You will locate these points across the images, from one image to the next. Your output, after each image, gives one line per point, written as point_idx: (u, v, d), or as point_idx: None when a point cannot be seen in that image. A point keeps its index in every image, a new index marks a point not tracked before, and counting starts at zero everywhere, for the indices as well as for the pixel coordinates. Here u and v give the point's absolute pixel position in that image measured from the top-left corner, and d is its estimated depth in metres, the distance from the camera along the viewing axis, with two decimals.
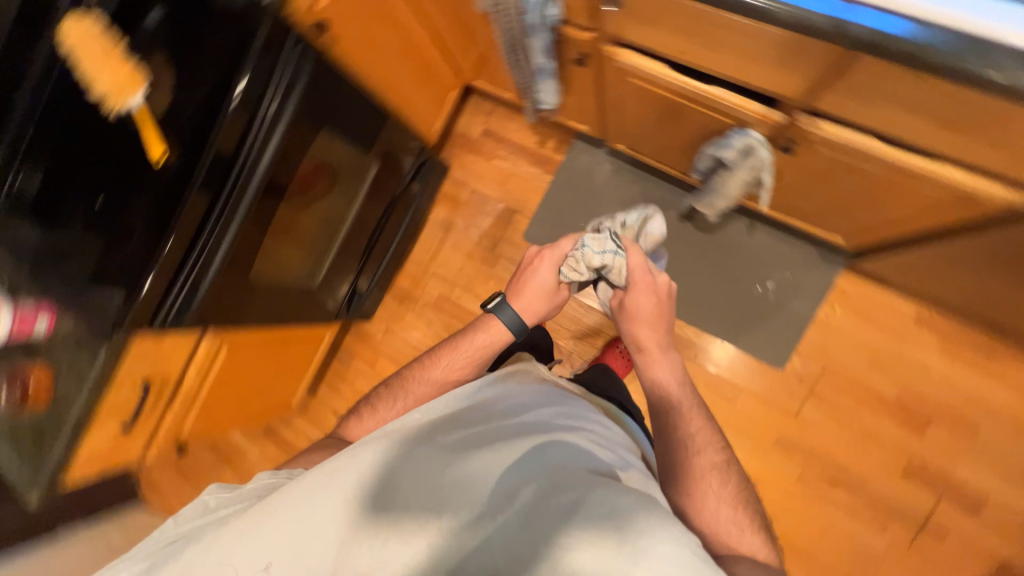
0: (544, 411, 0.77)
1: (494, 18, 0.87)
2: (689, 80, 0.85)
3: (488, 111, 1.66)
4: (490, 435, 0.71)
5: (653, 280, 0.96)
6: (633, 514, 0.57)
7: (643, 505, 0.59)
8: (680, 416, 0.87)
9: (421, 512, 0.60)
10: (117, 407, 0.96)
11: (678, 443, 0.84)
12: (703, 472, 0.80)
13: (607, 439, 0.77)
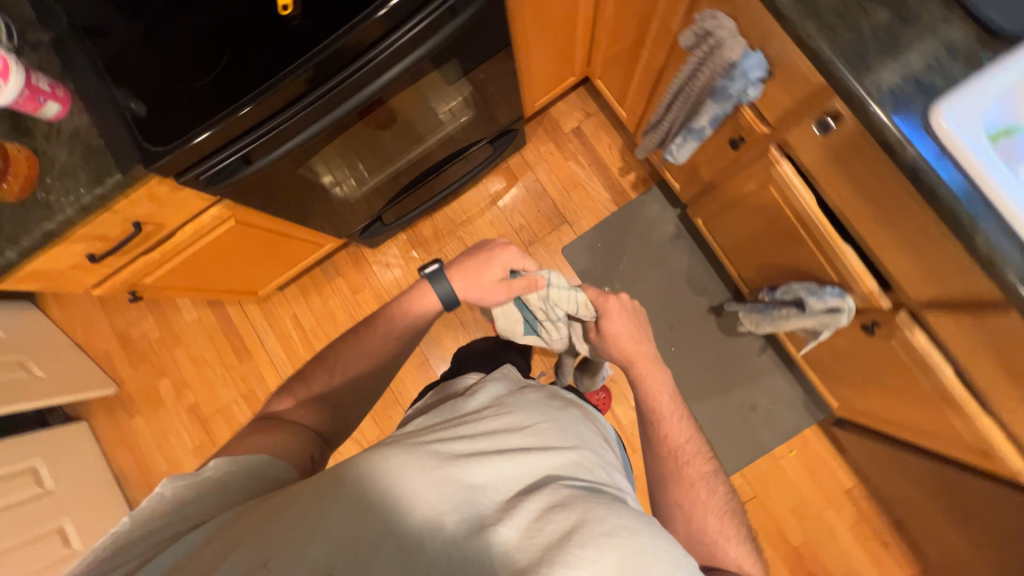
0: (543, 425, 0.70)
1: (695, 51, 0.80)
2: (826, 224, 0.83)
3: (590, 111, 1.56)
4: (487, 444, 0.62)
5: (619, 301, 0.90)
6: (634, 535, 0.52)
7: (643, 526, 0.54)
8: (666, 426, 0.83)
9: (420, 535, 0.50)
10: (92, 236, 0.81)
11: (665, 454, 0.81)
12: (691, 486, 0.77)
13: (599, 456, 0.71)
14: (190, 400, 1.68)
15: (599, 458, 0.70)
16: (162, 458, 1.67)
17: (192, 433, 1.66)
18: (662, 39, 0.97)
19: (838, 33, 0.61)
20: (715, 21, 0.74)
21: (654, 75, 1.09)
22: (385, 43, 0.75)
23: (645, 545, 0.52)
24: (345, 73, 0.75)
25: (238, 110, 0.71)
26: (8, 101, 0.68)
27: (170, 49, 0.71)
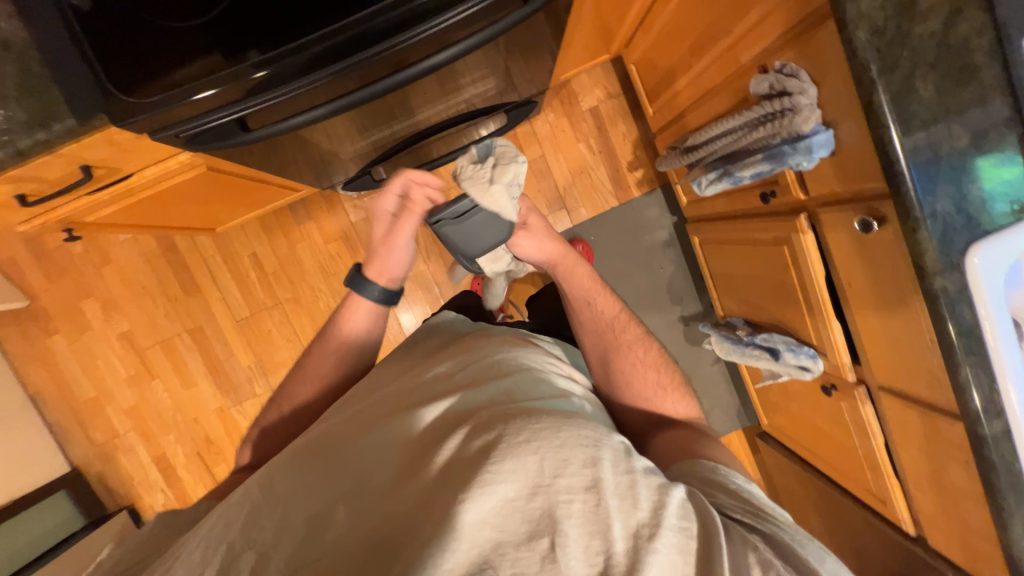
0: (477, 356, 0.66)
1: (767, 103, 0.74)
2: (826, 298, 0.87)
3: (612, 93, 1.44)
4: (415, 396, 0.61)
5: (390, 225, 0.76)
6: (551, 436, 0.49)
7: (560, 426, 0.50)
8: (598, 304, 0.79)
9: (355, 497, 0.51)
10: (31, 177, 0.65)
11: (603, 330, 0.78)
12: (630, 355, 0.76)
13: (542, 365, 0.67)
14: (121, 328, 1.51)
15: (545, 369, 0.66)
16: (88, 383, 1.53)
17: (124, 362, 1.52)
18: (723, 62, 0.89)
19: (914, 149, 0.60)
20: (798, 81, 0.69)
21: (698, 91, 1.02)
22: (439, 16, 0.57)
23: (561, 442, 0.48)
24: (382, 44, 0.57)
25: (245, 74, 0.56)
26: None
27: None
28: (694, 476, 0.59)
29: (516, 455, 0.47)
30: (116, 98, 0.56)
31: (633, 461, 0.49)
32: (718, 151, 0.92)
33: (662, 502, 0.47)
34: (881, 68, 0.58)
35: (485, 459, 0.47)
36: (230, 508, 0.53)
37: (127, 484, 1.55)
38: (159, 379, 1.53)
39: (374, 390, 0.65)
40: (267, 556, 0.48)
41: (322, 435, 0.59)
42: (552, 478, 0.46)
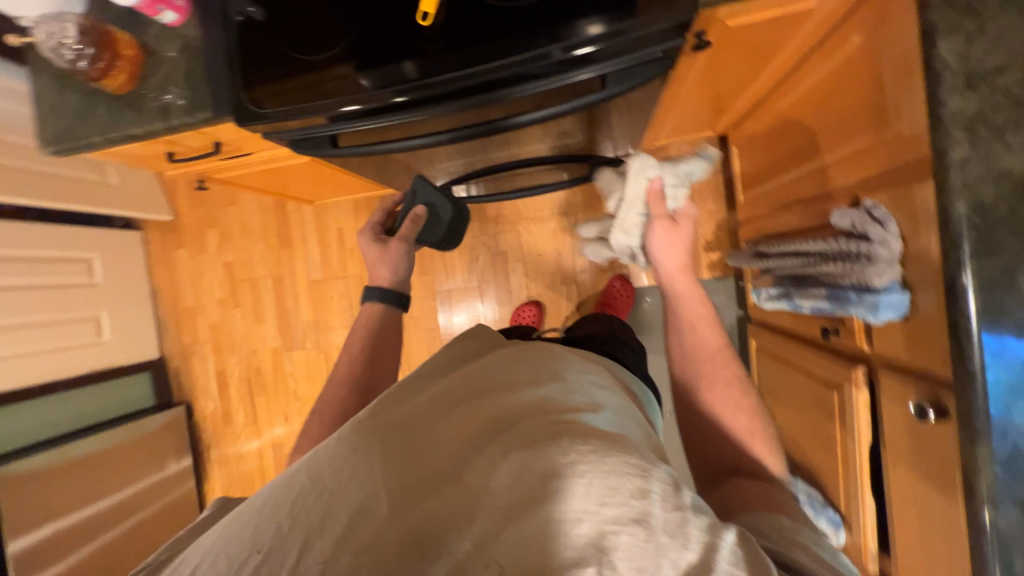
0: (520, 369, 0.60)
1: (839, 240, 0.68)
2: (866, 470, 0.75)
3: (710, 168, 1.37)
4: (461, 402, 0.54)
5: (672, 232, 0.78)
6: (611, 459, 0.42)
7: (612, 450, 0.43)
8: (700, 330, 0.71)
9: (392, 480, 0.44)
10: (178, 144, 0.82)
11: (698, 360, 0.69)
12: (724, 389, 0.67)
13: (585, 384, 0.59)
14: (227, 258, 1.80)
15: (589, 390, 0.57)
16: (190, 294, 1.84)
17: (220, 286, 1.81)
18: (819, 179, 0.82)
19: (999, 352, 0.50)
20: (883, 230, 0.62)
21: (789, 200, 0.94)
22: (529, 84, 0.60)
23: (608, 467, 0.41)
24: (475, 97, 0.61)
25: (345, 106, 0.64)
26: (131, 4, 0.66)
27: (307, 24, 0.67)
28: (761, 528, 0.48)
29: (572, 484, 0.40)
30: (243, 106, 0.68)
31: (682, 494, 0.41)
32: (782, 269, 0.85)
33: (714, 545, 0.38)
34: (976, 250, 0.50)
35: (546, 484, 0.41)
36: (262, 500, 0.45)
37: (192, 384, 1.85)
38: (240, 309, 1.80)
39: (415, 388, 0.59)
40: (310, 544, 0.40)
41: (356, 420, 0.53)
42: (600, 505, 0.39)
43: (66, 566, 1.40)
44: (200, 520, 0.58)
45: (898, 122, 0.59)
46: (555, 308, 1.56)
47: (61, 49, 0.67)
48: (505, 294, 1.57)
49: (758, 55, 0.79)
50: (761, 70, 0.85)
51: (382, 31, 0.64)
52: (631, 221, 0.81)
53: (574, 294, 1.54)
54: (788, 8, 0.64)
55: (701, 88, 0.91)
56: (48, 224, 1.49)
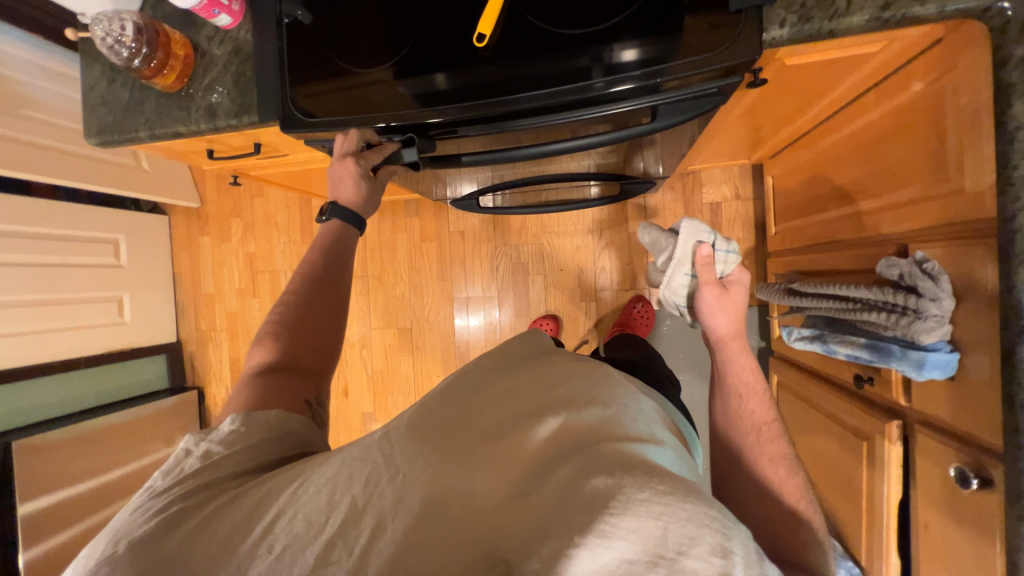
0: (596, 375, 0.51)
1: (884, 291, 0.67)
2: (892, 528, 0.74)
3: (741, 195, 1.35)
4: (520, 406, 0.46)
5: (737, 303, 0.72)
6: (685, 502, 0.33)
7: (691, 491, 0.34)
8: (751, 401, 0.65)
9: (450, 493, 0.40)
10: (221, 143, 0.83)
11: (744, 430, 0.63)
12: (769, 465, 0.59)
13: (645, 406, 0.51)
14: (249, 249, 1.81)
15: (648, 412, 0.49)
16: (210, 281, 1.85)
17: (241, 275, 1.83)
18: (865, 222, 0.79)
19: None
20: (934, 285, 0.59)
21: (828, 239, 0.92)
22: (561, 114, 0.58)
23: (686, 514, 0.32)
24: (537, 120, 0.59)
25: (376, 122, 0.64)
26: (189, 6, 0.66)
27: (355, 32, 0.65)
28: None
29: (634, 522, 0.32)
30: (291, 113, 0.67)
31: (765, 561, 0.33)
32: (817, 311, 0.83)
33: None
34: None
35: (597, 513, 0.33)
36: (314, 496, 0.42)
37: (206, 369, 1.87)
38: (259, 299, 1.82)
39: (481, 380, 0.53)
40: (383, 526, 0.39)
41: (421, 411, 0.49)
42: (674, 554, 0.31)
43: (67, 539, 1.41)
44: (227, 434, 0.54)
45: (961, 178, 0.57)
46: (573, 324, 1.54)
47: (117, 47, 0.68)
48: (524, 306, 1.56)
49: (814, 91, 0.77)
50: (813, 106, 0.83)
51: (430, 44, 0.62)
52: (679, 280, 0.76)
53: (593, 311, 1.53)
54: (854, 50, 0.62)
55: (748, 120, 0.89)
56: (79, 204, 1.51)
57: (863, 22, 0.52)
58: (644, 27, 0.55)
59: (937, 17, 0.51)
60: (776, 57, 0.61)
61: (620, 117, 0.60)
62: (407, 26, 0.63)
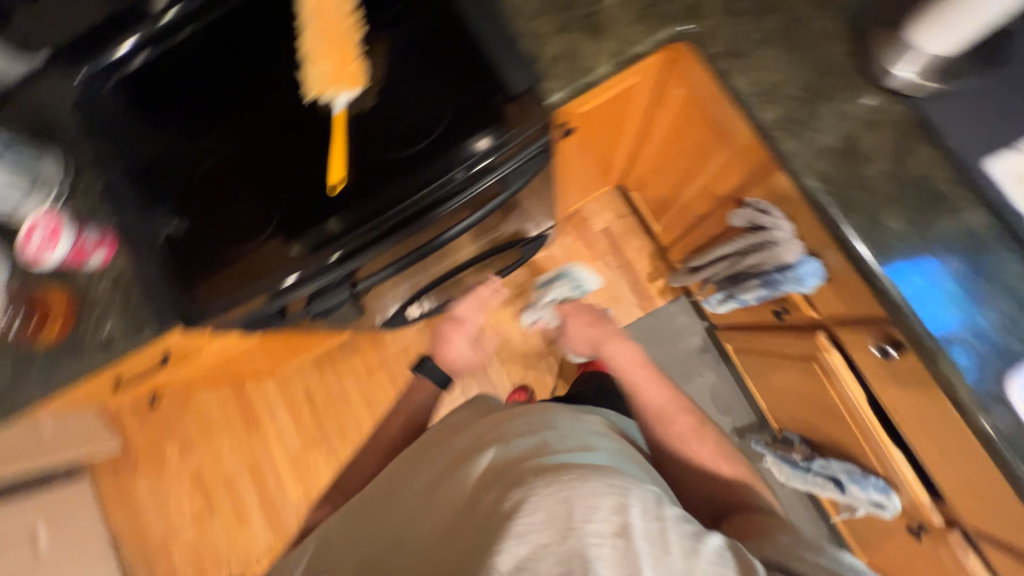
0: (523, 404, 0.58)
1: (746, 238, 0.80)
2: (877, 426, 0.78)
3: (620, 213, 1.54)
4: (462, 449, 0.53)
5: (600, 317, 0.90)
6: (589, 484, 0.40)
7: (590, 470, 0.42)
8: (645, 394, 0.74)
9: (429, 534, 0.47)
10: (128, 368, 0.82)
11: (652, 422, 0.71)
12: (684, 443, 0.68)
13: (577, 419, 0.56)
14: (192, 467, 1.65)
15: (575, 421, 0.55)
16: (157, 524, 1.63)
17: (191, 500, 1.63)
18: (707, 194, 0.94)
19: (909, 273, 0.58)
20: (770, 217, 0.72)
21: (693, 218, 1.07)
22: (423, 217, 0.68)
23: (587, 489, 0.40)
24: (411, 225, 0.68)
25: (276, 282, 0.69)
26: (56, 262, 0.72)
27: (221, 221, 0.71)
28: (775, 548, 0.48)
29: (548, 516, 0.39)
30: (191, 311, 0.69)
31: (662, 504, 0.41)
32: (713, 275, 0.95)
33: (694, 548, 0.39)
34: (841, 209, 0.60)
35: (518, 513, 0.40)
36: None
37: None
38: (219, 516, 1.62)
39: (432, 439, 0.60)
40: None
41: (393, 489, 0.56)
42: (582, 521, 0.38)
43: None
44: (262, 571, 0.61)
45: (738, 139, 0.73)
46: (542, 386, 1.55)
47: None
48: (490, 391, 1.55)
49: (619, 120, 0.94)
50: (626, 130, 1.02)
51: (298, 209, 0.70)
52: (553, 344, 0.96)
53: (554, 365, 1.56)
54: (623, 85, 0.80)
55: (586, 158, 1.06)
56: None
57: (612, 69, 0.69)
58: (456, 133, 0.68)
59: (656, 49, 0.69)
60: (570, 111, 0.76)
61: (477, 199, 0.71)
62: (271, 201, 0.70)
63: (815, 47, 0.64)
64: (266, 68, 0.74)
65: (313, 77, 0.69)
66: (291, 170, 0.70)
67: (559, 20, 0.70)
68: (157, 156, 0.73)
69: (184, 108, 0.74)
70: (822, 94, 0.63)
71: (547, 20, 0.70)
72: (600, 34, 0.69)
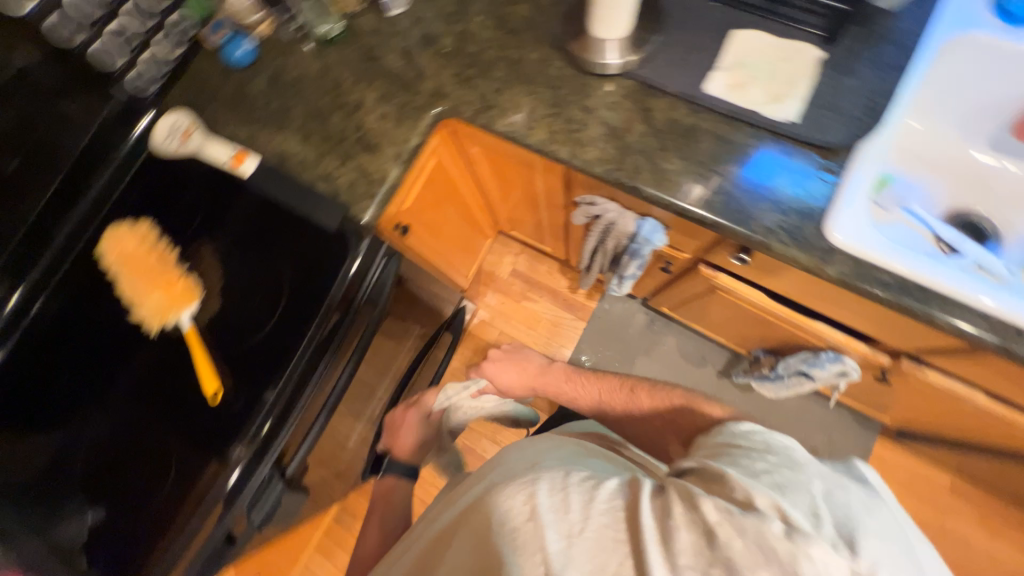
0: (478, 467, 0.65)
1: (595, 226, 0.87)
2: (792, 312, 0.84)
3: (516, 251, 1.61)
4: (433, 531, 0.59)
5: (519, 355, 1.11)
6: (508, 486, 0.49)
7: (505, 486, 0.49)
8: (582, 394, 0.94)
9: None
10: None
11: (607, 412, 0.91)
12: (633, 404, 0.88)
13: (532, 449, 0.62)
14: None
15: (521, 453, 0.62)
16: None
17: None
18: (555, 207, 1.02)
19: (757, 168, 0.66)
20: (598, 205, 0.81)
21: (562, 228, 1.15)
22: (312, 374, 0.69)
23: (502, 499, 0.48)
24: (302, 385, 0.68)
25: (229, 478, 0.65)
26: None
27: (112, 492, 0.66)
28: (705, 450, 0.58)
29: (484, 527, 0.48)
30: None
31: (567, 475, 0.48)
32: (602, 266, 1.02)
33: (593, 496, 0.45)
34: (631, 175, 0.68)
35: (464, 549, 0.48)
36: None
37: None
38: None
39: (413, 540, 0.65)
40: None
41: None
42: (503, 525, 0.45)
43: None
44: None
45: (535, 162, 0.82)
46: None
47: None
48: None
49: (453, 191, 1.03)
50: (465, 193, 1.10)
51: (201, 434, 0.67)
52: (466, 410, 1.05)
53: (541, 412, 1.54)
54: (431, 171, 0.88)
55: (446, 232, 1.13)
56: None
57: (401, 167, 0.76)
58: (313, 284, 0.72)
59: (426, 135, 0.77)
60: (394, 214, 0.82)
61: (355, 330, 0.73)
62: (159, 444, 0.67)
63: (539, 72, 0.75)
64: (98, 326, 0.73)
65: (152, 311, 0.71)
66: (165, 401, 0.69)
67: (339, 154, 0.77)
68: (37, 471, 0.67)
69: (35, 411, 0.70)
70: (565, 101, 0.73)
71: (328, 159, 0.78)
72: (375, 147, 0.77)
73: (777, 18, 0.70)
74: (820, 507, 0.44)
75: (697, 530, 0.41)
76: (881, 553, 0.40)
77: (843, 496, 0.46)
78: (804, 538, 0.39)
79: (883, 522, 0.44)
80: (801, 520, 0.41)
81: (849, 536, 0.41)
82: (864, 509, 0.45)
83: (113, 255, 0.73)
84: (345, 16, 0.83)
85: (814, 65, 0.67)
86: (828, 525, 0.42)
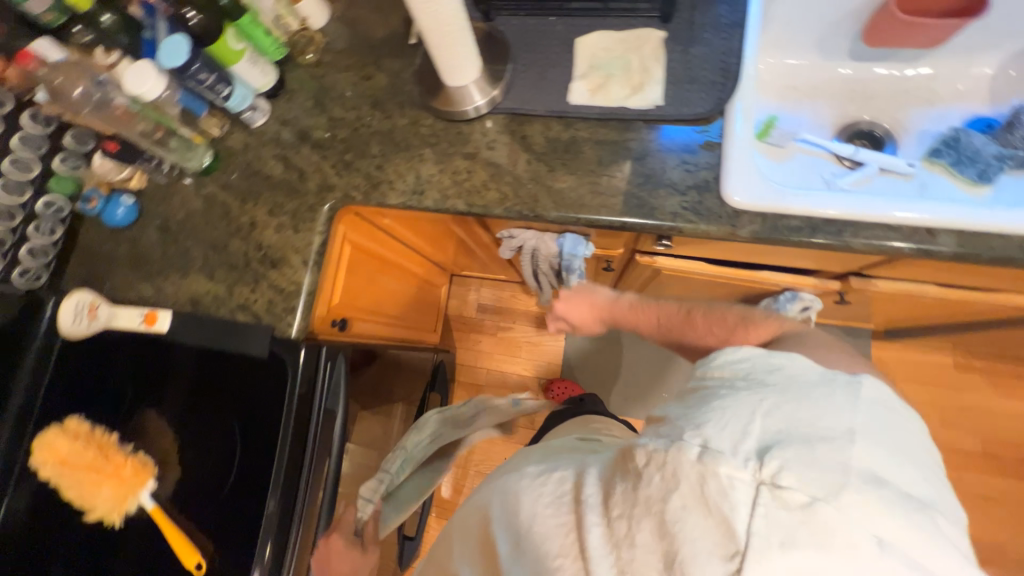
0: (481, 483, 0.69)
1: (525, 256, 0.87)
2: (738, 271, 0.84)
3: (476, 287, 1.60)
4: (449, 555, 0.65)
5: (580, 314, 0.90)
6: (491, 498, 0.57)
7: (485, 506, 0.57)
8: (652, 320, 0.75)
9: None
10: None
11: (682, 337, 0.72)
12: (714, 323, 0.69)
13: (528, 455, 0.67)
14: None
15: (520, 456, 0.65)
16: None
17: None
18: (487, 245, 1.02)
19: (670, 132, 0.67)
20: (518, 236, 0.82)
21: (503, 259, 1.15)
22: (292, 508, 0.66)
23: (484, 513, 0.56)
24: (284, 522, 0.65)
25: None
26: None
27: None
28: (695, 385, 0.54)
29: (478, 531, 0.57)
30: None
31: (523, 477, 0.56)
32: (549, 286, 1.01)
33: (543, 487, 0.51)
34: (531, 205, 0.68)
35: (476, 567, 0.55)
36: None
37: None
38: None
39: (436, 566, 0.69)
40: None
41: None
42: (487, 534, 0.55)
43: None
44: None
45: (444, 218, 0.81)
46: None
47: None
48: None
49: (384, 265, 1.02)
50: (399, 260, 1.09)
51: None
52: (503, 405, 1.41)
53: None
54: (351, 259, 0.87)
55: (394, 303, 1.11)
56: None
57: (312, 272, 0.75)
58: (265, 414, 0.70)
59: (327, 232, 0.76)
60: (324, 314, 0.81)
61: (321, 444, 0.70)
62: None
63: (413, 137, 0.75)
64: (55, 539, 0.68)
65: (106, 507, 0.67)
66: None
67: (249, 279, 0.76)
68: None
69: None
70: (446, 156, 0.73)
71: (240, 287, 0.76)
72: (281, 261, 0.75)
73: (613, 16, 0.72)
74: (759, 426, 0.41)
75: (626, 479, 0.43)
76: (803, 458, 0.38)
77: (794, 407, 0.42)
78: (714, 457, 0.39)
79: (832, 426, 0.40)
80: (720, 440, 0.40)
81: (766, 447, 0.40)
82: (813, 414, 0.41)
83: (45, 467, 0.67)
84: (212, 142, 0.82)
85: (661, 48, 0.69)
86: (751, 440, 0.40)
